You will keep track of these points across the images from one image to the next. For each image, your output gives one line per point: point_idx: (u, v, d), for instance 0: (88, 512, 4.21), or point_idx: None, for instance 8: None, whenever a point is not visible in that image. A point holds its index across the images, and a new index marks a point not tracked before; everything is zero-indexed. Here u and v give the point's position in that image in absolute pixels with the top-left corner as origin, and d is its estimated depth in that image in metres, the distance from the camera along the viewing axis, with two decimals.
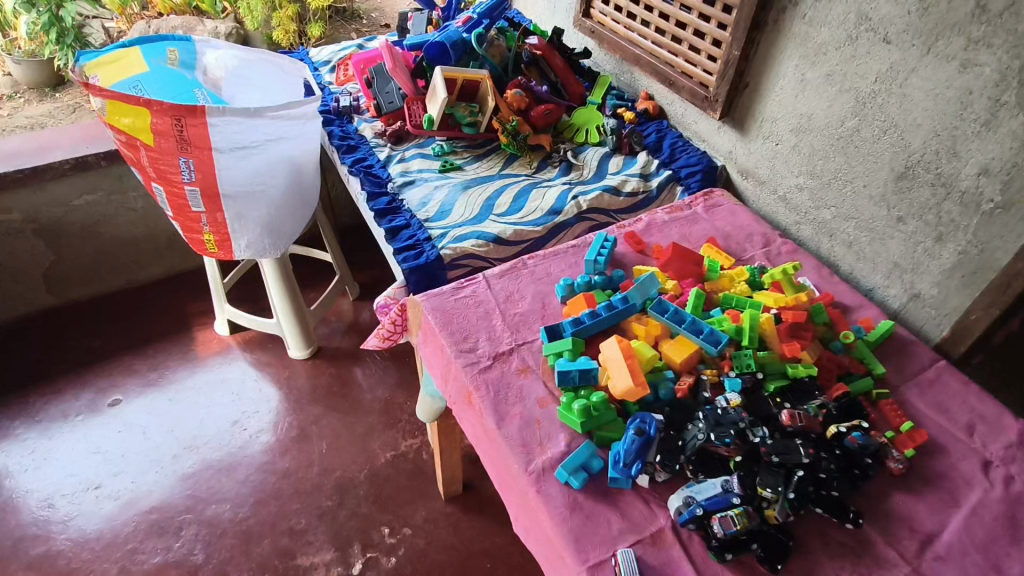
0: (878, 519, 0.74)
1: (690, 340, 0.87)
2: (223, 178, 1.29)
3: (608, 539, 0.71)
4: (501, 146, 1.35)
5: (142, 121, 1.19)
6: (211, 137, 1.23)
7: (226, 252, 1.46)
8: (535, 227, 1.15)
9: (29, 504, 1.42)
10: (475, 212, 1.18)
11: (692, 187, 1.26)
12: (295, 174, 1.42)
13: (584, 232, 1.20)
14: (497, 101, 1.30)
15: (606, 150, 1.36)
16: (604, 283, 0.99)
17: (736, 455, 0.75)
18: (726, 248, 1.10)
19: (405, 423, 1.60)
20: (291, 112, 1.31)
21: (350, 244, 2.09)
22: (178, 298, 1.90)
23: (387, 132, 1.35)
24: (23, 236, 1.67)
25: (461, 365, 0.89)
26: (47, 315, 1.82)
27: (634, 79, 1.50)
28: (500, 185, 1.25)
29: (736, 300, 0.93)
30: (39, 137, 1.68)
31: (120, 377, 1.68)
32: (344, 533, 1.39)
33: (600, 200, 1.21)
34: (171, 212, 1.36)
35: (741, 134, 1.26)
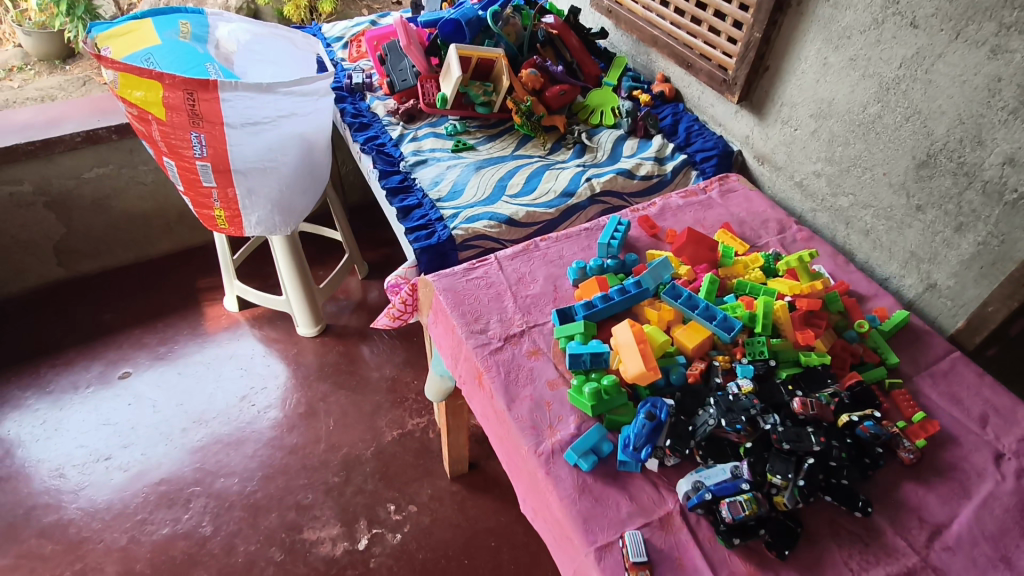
0: (887, 508, 0.74)
1: (702, 326, 0.86)
2: (235, 153, 1.29)
3: (616, 521, 0.71)
4: (515, 126, 1.33)
5: (154, 95, 1.20)
6: (223, 111, 1.22)
7: (237, 228, 1.45)
8: (548, 209, 1.15)
9: (40, 474, 1.44)
10: (488, 193, 1.17)
11: (707, 172, 1.25)
12: (307, 151, 1.41)
13: (596, 215, 1.19)
14: (512, 81, 1.29)
15: (621, 132, 1.34)
16: (617, 267, 0.98)
17: (746, 441, 0.75)
18: (740, 234, 1.09)
19: (412, 402, 1.61)
20: (304, 88, 1.30)
21: (360, 222, 2.08)
22: (187, 272, 1.90)
23: (399, 110, 1.34)
24: (34, 208, 1.68)
25: (472, 346, 0.89)
26: (58, 288, 1.83)
27: (650, 60, 1.47)
28: (513, 166, 1.23)
29: (751, 287, 0.92)
30: (50, 110, 1.66)
31: (130, 350, 1.70)
32: (351, 509, 1.40)
33: (613, 182, 1.20)
34: (182, 186, 1.36)
35: (759, 119, 1.24)
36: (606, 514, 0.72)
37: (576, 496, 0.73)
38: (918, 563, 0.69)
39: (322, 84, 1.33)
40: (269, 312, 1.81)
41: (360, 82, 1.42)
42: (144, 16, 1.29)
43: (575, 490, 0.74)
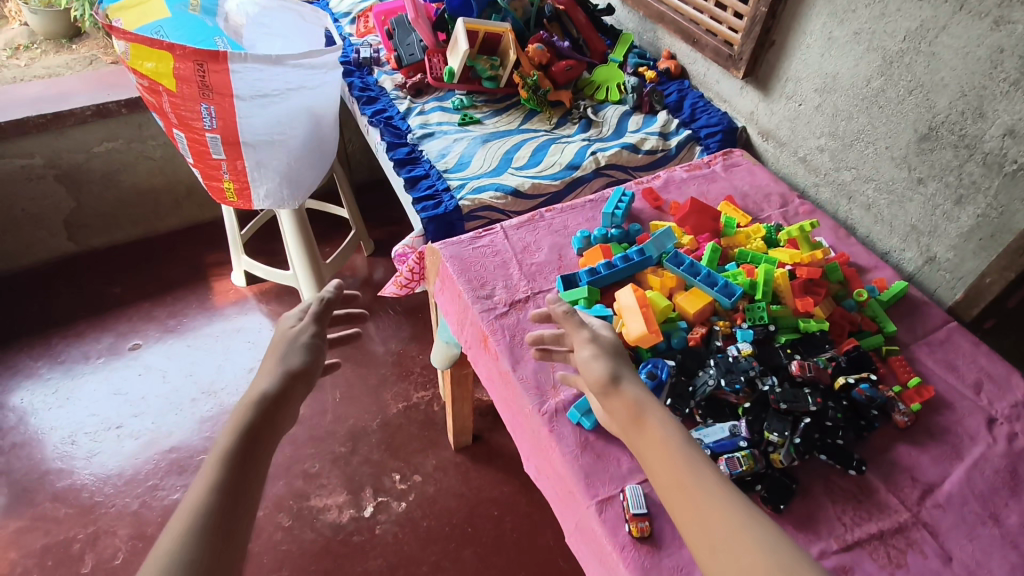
0: (880, 468, 0.76)
1: (704, 292, 0.88)
2: (244, 126, 1.31)
3: (617, 477, 0.73)
4: (521, 101, 1.34)
5: (165, 66, 1.21)
6: (233, 83, 1.24)
7: (246, 201, 1.47)
8: (554, 181, 1.16)
9: (53, 440, 1.47)
10: (494, 165, 1.19)
11: (711, 147, 1.25)
12: (315, 125, 1.42)
13: (601, 188, 1.20)
14: (519, 55, 1.30)
15: (626, 108, 1.35)
16: (621, 237, 1.00)
17: (745, 402, 0.77)
18: (743, 207, 1.10)
19: (417, 375, 1.63)
20: (312, 60, 1.31)
21: (366, 200, 2.10)
22: (196, 248, 1.92)
23: (406, 84, 1.35)
24: (45, 181, 1.70)
25: (478, 311, 0.91)
26: (68, 262, 1.86)
27: (656, 37, 1.48)
28: (519, 140, 1.25)
29: (752, 256, 0.93)
30: (60, 85, 1.67)
31: (140, 323, 1.72)
32: (357, 478, 1.43)
33: (619, 156, 1.21)
34: (191, 158, 1.38)
35: (764, 94, 1.25)
36: (586, 342, 0.75)
37: (565, 320, 0.77)
38: (909, 519, 0.71)
39: (330, 58, 1.34)
40: (277, 287, 1.84)
41: (368, 56, 1.43)
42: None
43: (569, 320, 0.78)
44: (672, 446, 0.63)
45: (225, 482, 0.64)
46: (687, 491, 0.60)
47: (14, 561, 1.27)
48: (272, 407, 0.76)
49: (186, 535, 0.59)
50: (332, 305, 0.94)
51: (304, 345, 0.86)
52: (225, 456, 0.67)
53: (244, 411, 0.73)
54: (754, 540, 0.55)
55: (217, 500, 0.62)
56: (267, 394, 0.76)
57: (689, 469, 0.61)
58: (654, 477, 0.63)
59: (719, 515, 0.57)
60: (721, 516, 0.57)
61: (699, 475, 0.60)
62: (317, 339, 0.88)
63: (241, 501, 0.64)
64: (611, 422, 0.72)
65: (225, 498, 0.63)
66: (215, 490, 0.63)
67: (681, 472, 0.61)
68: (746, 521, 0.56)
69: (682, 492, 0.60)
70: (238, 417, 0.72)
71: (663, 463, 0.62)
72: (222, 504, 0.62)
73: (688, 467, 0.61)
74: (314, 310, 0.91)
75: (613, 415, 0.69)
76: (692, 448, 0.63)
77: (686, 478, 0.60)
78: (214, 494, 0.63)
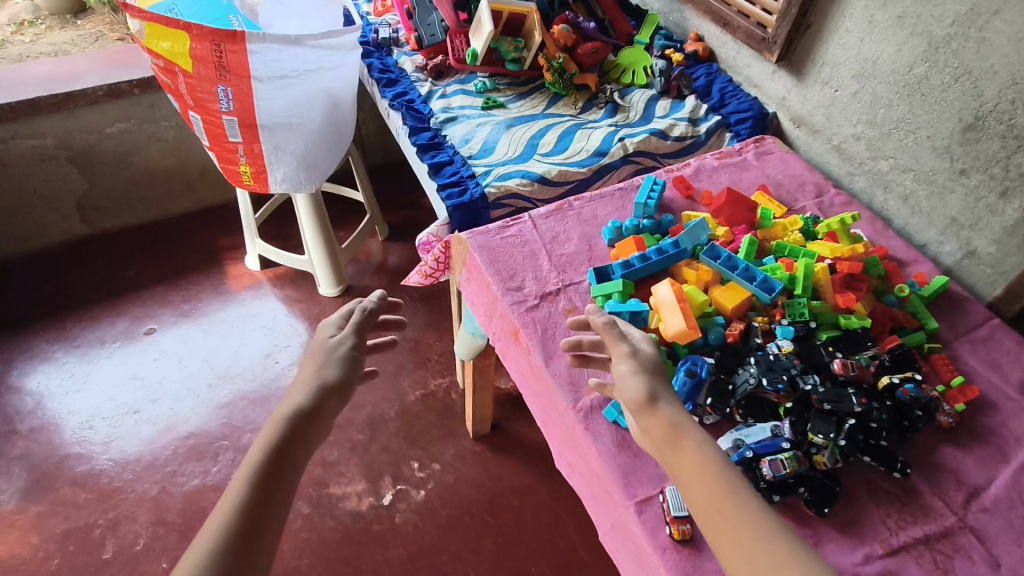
0: (925, 469, 0.74)
1: (742, 286, 0.85)
2: (262, 107, 1.28)
3: (655, 477, 0.72)
4: (545, 85, 1.30)
5: (181, 46, 1.18)
6: (251, 64, 1.21)
7: (262, 185, 1.44)
8: (581, 168, 1.13)
9: (71, 425, 1.46)
10: (519, 151, 1.16)
11: (742, 134, 1.22)
12: (333, 107, 1.39)
13: (629, 175, 1.17)
14: (544, 37, 1.26)
15: (653, 92, 1.31)
16: (653, 227, 0.97)
17: (786, 401, 0.75)
18: (777, 197, 1.07)
19: (434, 362, 1.62)
20: (332, 40, 1.27)
21: (379, 183, 2.07)
22: (209, 231, 1.90)
23: (428, 66, 1.31)
24: (58, 162, 1.67)
25: (507, 303, 0.88)
26: (81, 244, 1.84)
27: (683, 18, 1.43)
28: (544, 125, 1.21)
29: (790, 249, 0.91)
30: (71, 64, 1.64)
31: (155, 307, 1.71)
32: (375, 466, 1.42)
33: (647, 142, 1.18)
34: (207, 141, 1.35)
35: (798, 79, 1.21)
36: (625, 355, 0.71)
37: (603, 328, 0.73)
38: (956, 523, 0.69)
39: (350, 38, 1.29)
40: (291, 272, 1.82)
41: (387, 36, 1.39)
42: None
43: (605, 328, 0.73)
44: (711, 475, 0.61)
45: (249, 504, 0.65)
46: (727, 525, 0.58)
47: (36, 546, 1.28)
48: (304, 423, 0.75)
49: (207, 556, 0.61)
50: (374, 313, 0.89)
51: (342, 356, 0.82)
52: (252, 472, 0.68)
53: (275, 426, 0.73)
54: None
55: (240, 521, 0.64)
56: (301, 408, 0.75)
57: (730, 504, 0.59)
58: (692, 505, 0.61)
59: (763, 555, 0.56)
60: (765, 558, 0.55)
61: (740, 512, 0.58)
62: (356, 351, 0.84)
63: (264, 524, 0.65)
64: (643, 439, 0.68)
65: (246, 519, 0.64)
66: (239, 511, 0.64)
67: (723, 504, 0.59)
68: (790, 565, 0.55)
69: (722, 525, 0.58)
70: (268, 433, 0.72)
71: (702, 494, 0.60)
72: (242, 525, 0.63)
73: (728, 500, 0.59)
74: (356, 320, 0.87)
75: (648, 435, 0.66)
76: (732, 479, 0.61)
77: (727, 511, 0.58)
78: (238, 517, 0.64)
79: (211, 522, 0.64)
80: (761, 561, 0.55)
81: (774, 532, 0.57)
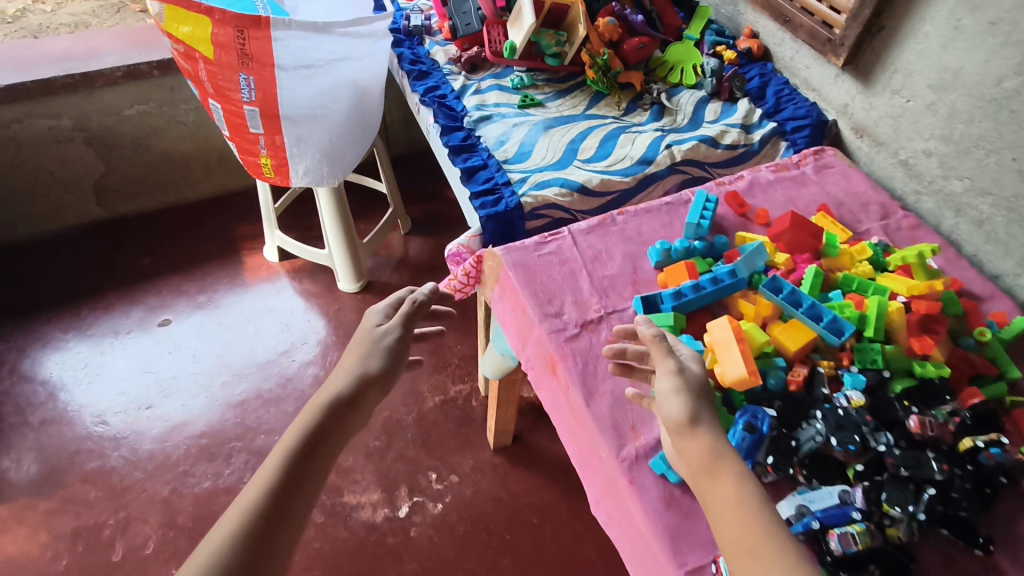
0: (1009, 546, 0.66)
1: (806, 325, 0.77)
2: (285, 98, 1.21)
3: (707, 542, 0.65)
4: (586, 82, 1.21)
5: (203, 31, 1.11)
6: (275, 52, 1.14)
7: (284, 179, 1.37)
8: (625, 177, 1.05)
9: (83, 419, 1.43)
10: (557, 156, 1.07)
11: (798, 143, 1.12)
12: (359, 99, 1.31)
13: (675, 186, 1.08)
14: (588, 30, 1.16)
15: (702, 94, 1.21)
16: (706, 250, 0.89)
17: (857, 462, 0.67)
18: (839, 218, 0.98)
19: (455, 367, 1.56)
20: (361, 27, 1.18)
21: (403, 173, 1.99)
22: (227, 219, 1.84)
23: (461, 57, 1.22)
24: (74, 144, 1.62)
25: (545, 331, 0.81)
26: (97, 229, 1.80)
27: (737, 11, 1.33)
28: (585, 128, 1.12)
29: (859, 283, 0.82)
30: (90, 41, 1.57)
31: (170, 297, 1.66)
32: (391, 475, 1.37)
33: (696, 150, 1.09)
34: (227, 131, 1.28)
35: (864, 86, 1.10)
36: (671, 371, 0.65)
37: (651, 340, 0.68)
38: None
39: (380, 25, 1.21)
40: (310, 265, 1.76)
41: (418, 23, 1.30)
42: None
43: (654, 342, 0.68)
44: (748, 512, 0.56)
45: (281, 482, 0.66)
46: (757, 565, 0.53)
47: (44, 545, 1.25)
48: (343, 410, 0.75)
49: (236, 533, 0.61)
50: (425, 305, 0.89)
51: (387, 348, 0.83)
52: (289, 451, 0.69)
53: (316, 411, 0.73)
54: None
55: (270, 501, 0.64)
56: (343, 398, 0.76)
57: (765, 547, 0.54)
58: (722, 538, 0.56)
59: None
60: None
61: (773, 557, 0.53)
62: (401, 343, 0.84)
63: (292, 508, 0.66)
64: (679, 463, 0.64)
65: (277, 498, 0.65)
66: (271, 488, 0.65)
67: (755, 543, 0.54)
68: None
69: (751, 563, 0.54)
70: (308, 416, 0.73)
71: (737, 534, 0.55)
72: (272, 504, 0.64)
73: (762, 541, 0.54)
74: (405, 311, 0.87)
75: (684, 458, 0.61)
76: (769, 520, 0.56)
77: (759, 552, 0.54)
78: (265, 497, 0.64)
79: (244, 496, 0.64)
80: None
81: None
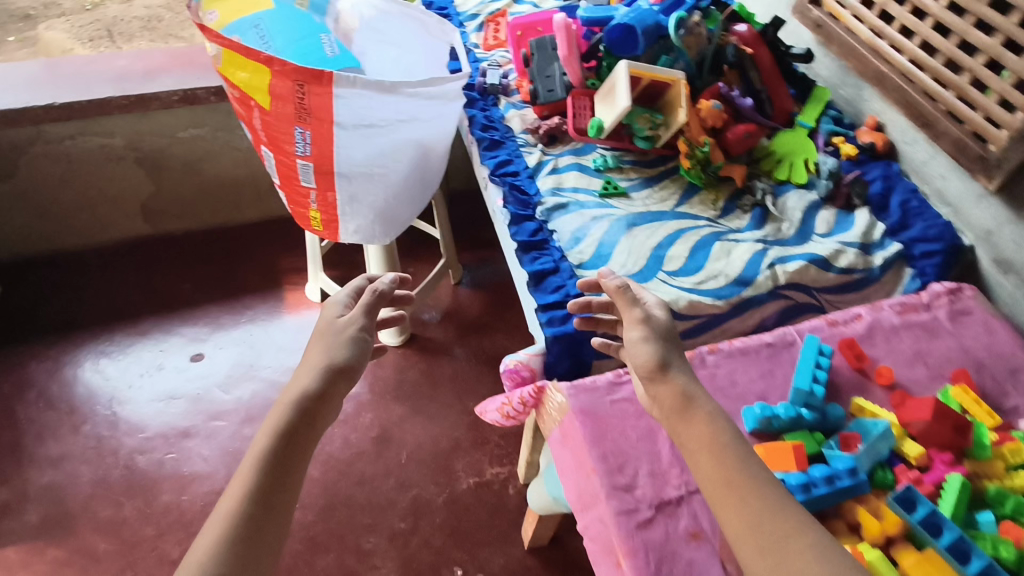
0: None
1: (950, 563, 0.61)
2: (341, 155, 1.10)
3: None
4: (679, 171, 1.06)
5: (260, 79, 1.01)
6: (335, 109, 1.03)
7: (332, 234, 1.26)
8: (717, 300, 0.90)
9: (103, 457, 1.37)
10: (640, 264, 0.93)
11: (927, 273, 0.95)
12: (422, 159, 1.19)
13: (774, 313, 0.92)
14: (689, 116, 1.00)
15: (814, 196, 1.03)
16: (817, 423, 0.73)
17: None
18: (979, 386, 0.81)
19: (494, 445, 1.43)
20: (431, 88, 1.06)
21: (459, 213, 1.87)
22: (272, 247, 1.76)
23: (539, 128, 1.09)
24: (125, 163, 1.57)
25: (612, 511, 0.68)
26: (142, 245, 1.74)
27: (859, 96, 1.15)
28: (673, 229, 0.97)
29: (1014, 505, 0.66)
30: (151, 59, 1.49)
31: (205, 330, 1.59)
32: (414, 565, 1.26)
33: (804, 272, 0.93)
34: (278, 180, 1.19)
35: (1020, 216, 0.92)
36: (637, 322, 0.71)
37: (616, 291, 0.73)
38: None
39: (454, 87, 1.08)
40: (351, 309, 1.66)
41: (495, 82, 1.16)
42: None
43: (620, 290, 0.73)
44: (720, 445, 0.61)
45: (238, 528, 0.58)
46: (738, 499, 0.57)
47: None
48: (314, 409, 0.68)
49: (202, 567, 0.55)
50: (388, 294, 0.81)
51: (352, 337, 0.75)
52: (259, 461, 0.63)
53: (279, 413, 0.67)
54: (811, 551, 0.54)
55: (246, 516, 0.59)
56: (305, 395, 0.68)
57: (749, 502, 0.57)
58: (703, 478, 0.60)
59: (780, 523, 0.55)
60: (781, 524, 0.55)
61: (759, 507, 0.57)
62: (365, 333, 0.76)
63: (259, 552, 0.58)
64: (651, 408, 0.68)
65: (256, 511, 0.59)
66: (247, 501, 0.60)
67: (738, 482, 0.58)
68: (800, 525, 0.56)
69: (732, 499, 0.58)
70: (272, 424, 0.66)
71: (718, 472, 0.59)
72: (250, 518, 0.59)
73: (744, 474, 0.59)
74: (368, 301, 0.78)
75: (657, 402, 0.66)
76: (746, 455, 0.61)
77: (746, 492, 0.58)
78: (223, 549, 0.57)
79: (216, 516, 0.59)
80: (779, 528, 0.55)
81: (784, 502, 0.57)
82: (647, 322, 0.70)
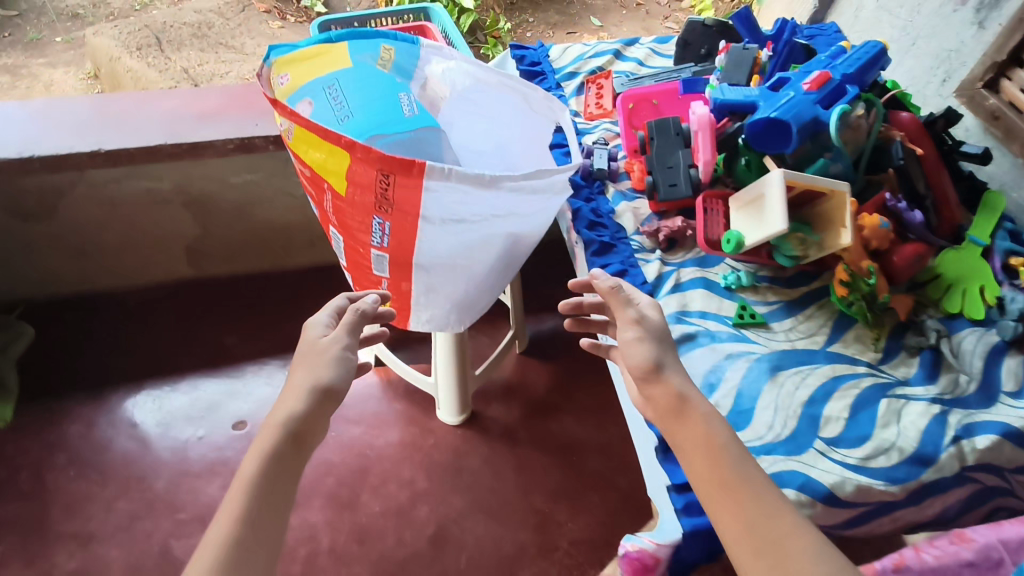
0: None
1: None
2: (423, 249, 0.94)
3: None
4: (828, 295, 0.88)
5: (337, 164, 0.86)
6: (424, 204, 0.87)
7: (401, 321, 1.11)
8: (890, 484, 0.72)
9: (135, 540, 1.25)
10: (790, 425, 0.76)
11: None
12: (513, 249, 1.02)
13: (957, 500, 0.76)
14: (853, 240, 0.81)
15: (996, 338, 0.83)
16: None
17: None
18: None
19: (562, 553, 1.28)
20: (536, 180, 0.88)
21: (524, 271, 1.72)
22: (323, 299, 1.62)
23: (658, 229, 0.93)
24: (171, 206, 1.42)
25: None
26: (184, 288, 1.61)
27: None
28: (827, 377, 0.80)
29: None
30: (208, 99, 1.34)
31: (249, 393, 1.46)
32: None
33: (998, 450, 0.75)
34: (346, 262, 1.04)
35: None
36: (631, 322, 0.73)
37: (609, 291, 0.75)
38: None
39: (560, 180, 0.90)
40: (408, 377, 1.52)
41: (603, 167, 1.00)
42: (339, 36, 0.94)
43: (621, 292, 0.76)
44: (720, 447, 0.65)
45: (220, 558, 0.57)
46: (733, 501, 0.62)
47: None
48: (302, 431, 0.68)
49: None
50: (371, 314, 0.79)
51: (334, 357, 0.71)
52: (243, 488, 0.62)
53: (267, 436, 0.66)
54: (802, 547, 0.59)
55: (237, 535, 0.59)
56: (294, 416, 0.67)
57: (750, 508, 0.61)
58: (698, 478, 0.65)
59: (772, 519, 0.60)
60: (773, 524, 0.60)
61: (759, 509, 0.61)
62: (348, 354, 0.73)
63: None
64: (648, 408, 0.72)
65: (251, 529, 0.59)
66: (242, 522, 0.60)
67: (733, 483, 0.63)
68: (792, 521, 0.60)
69: (728, 500, 0.62)
70: (260, 448, 0.65)
71: (712, 471, 0.64)
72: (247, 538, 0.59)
73: (737, 477, 0.63)
74: (349, 321, 0.76)
75: (652, 403, 0.70)
76: (736, 457, 0.64)
77: (740, 495, 0.62)
78: None
79: (209, 541, 0.58)
80: (770, 527, 0.60)
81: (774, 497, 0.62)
82: (641, 323, 0.73)
